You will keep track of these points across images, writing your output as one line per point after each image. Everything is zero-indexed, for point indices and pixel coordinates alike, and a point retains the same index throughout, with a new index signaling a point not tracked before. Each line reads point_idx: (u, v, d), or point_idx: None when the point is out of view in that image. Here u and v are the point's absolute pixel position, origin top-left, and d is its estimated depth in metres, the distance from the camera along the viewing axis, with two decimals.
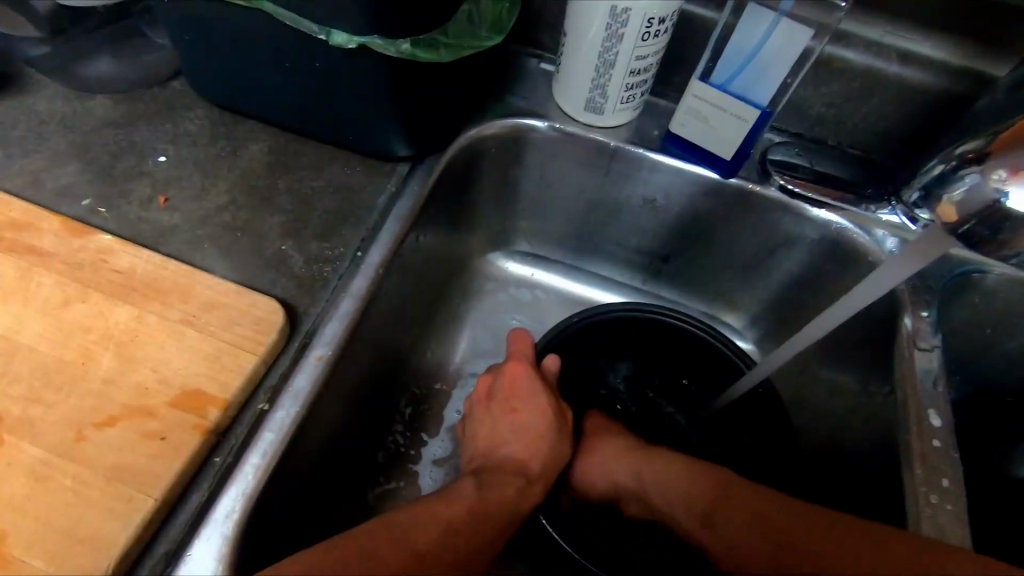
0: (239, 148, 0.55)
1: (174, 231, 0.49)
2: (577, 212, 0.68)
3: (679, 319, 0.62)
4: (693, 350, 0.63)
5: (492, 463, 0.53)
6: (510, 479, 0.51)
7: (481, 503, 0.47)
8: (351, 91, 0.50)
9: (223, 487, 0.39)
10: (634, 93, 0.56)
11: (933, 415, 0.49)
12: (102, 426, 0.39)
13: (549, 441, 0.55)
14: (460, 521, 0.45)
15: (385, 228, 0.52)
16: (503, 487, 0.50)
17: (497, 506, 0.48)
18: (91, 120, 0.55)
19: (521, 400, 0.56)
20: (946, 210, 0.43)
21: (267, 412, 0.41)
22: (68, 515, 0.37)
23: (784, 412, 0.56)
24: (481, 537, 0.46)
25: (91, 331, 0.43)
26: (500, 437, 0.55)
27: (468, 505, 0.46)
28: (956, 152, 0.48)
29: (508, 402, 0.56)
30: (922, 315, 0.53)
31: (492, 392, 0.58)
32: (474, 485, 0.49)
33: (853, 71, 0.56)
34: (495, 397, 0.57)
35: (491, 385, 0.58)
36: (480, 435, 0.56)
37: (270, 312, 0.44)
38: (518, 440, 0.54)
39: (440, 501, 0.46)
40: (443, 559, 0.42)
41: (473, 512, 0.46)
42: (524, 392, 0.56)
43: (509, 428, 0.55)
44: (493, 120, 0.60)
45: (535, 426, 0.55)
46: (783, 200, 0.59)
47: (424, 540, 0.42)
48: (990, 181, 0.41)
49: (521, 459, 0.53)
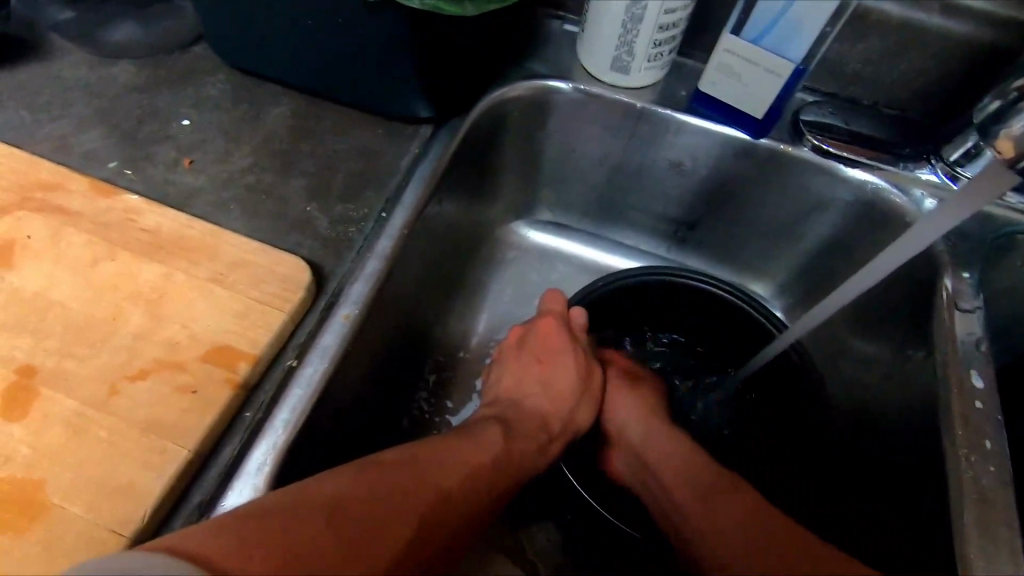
0: (262, 112, 0.55)
1: (199, 193, 0.49)
2: (601, 178, 0.67)
3: (704, 282, 0.60)
4: (722, 313, 0.61)
5: (517, 413, 0.54)
6: (534, 432, 0.52)
7: (505, 455, 0.48)
8: (374, 51, 0.49)
9: (253, 442, 0.39)
10: (662, 50, 0.55)
11: (975, 376, 0.47)
12: (134, 380, 0.40)
13: (573, 400, 0.56)
14: (485, 467, 0.45)
15: (409, 190, 0.51)
16: (527, 442, 0.50)
17: (518, 462, 0.49)
18: (115, 84, 0.55)
19: (550, 356, 0.56)
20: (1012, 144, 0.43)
21: (295, 369, 0.41)
22: (103, 465, 0.37)
23: (817, 378, 0.55)
24: (502, 484, 0.46)
25: (120, 289, 0.43)
26: (525, 392, 0.56)
27: (492, 452, 0.47)
28: (1010, 85, 0.49)
29: (538, 355, 0.57)
30: (963, 275, 0.51)
31: (524, 341, 0.58)
32: (501, 434, 0.49)
33: (893, 24, 0.53)
34: (528, 347, 0.58)
35: (524, 335, 0.59)
36: (505, 385, 0.57)
37: (296, 271, 0.44)
38: (545, 394, 0.55)
39: (465, 445, 0.46)
40: (466, 497, 0.43)
41: (497, 462, 0.47)
42: (554, 348, 0.56)
43: (536, 381, 0.56)
44: (518, 82, 0.59)
45: (561, 384, 0.56)
46: (817, 160, 0.57)
47: (447, 480, 0.42)
48: None
49: (546, 415, 0.54)
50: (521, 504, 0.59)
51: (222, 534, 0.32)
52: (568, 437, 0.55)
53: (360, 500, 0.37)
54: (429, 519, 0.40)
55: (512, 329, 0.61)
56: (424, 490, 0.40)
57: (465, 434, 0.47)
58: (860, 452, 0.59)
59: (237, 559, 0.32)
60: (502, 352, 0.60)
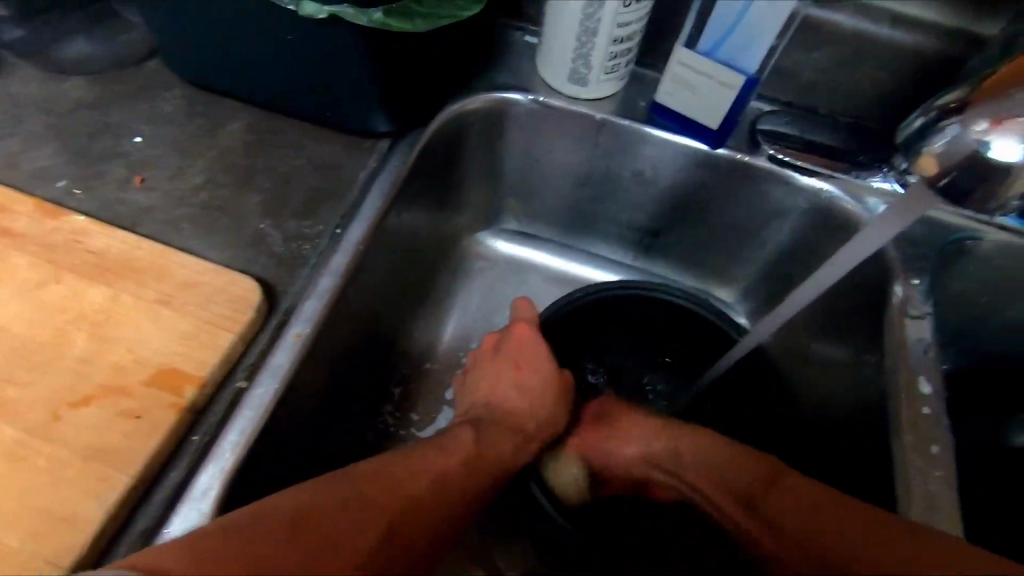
0: (216, 127, 0.54)
1: (150, 212, 0.49)
2: (565, 188, 0.67)
3: (669, 294, 0.60)
4: (699, 331, 0.62)
5: (493, 415, 0.54)
6: (509, 436, 0.52)
7: (476, 455, 0.47)
8: (325, 66, 0.49)
9: (200, 466, 0.38)
10: (618, 63, 0.55)
11: (923, 382, 0.48)
12: (77, 406, 0.39)
13: (549, 407, 0.56)
14: (456, 472, 0.45)
15: (365, 205, 0.51)
16: (500, 444, 0.50)
17: (491, 463, 0.48)
18: (66, 102, 0.54)
19: (527, 360, 0.56)
20: (925, 160, 0.43)
21: (245, 390, 0.41)
22: (42, 495, 0.36)
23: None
24: (475, 489, 0.46)
25: (65, 312, 0.43)
26: (503, 393, 0.56)
27: (463, 456, 0.47)
28: (935, 104, 0.47)
29: (515, 360, 0.56)
30: (914, 282, 0.52)
31: (498, 346, 0.58)
32: (471, 436, 0.49)
33: (842, 36, 0.54)
34: (502, 352, 0.57)
35: (499, 341, 0.59)
36: (479, 388, 0.57)
37: (247, 291, 0.44)
38: (521, 397, 0.55)
39: (436, 452, 0.45)
40: (440, 495, 0.43)
41: (469, 463, 0.46)
42: (532, 353, 0.56)
43: (511, 385, 0.56)
44: (476, 94, 0.59)
45: (539, 387, 0.56)
46: (774, 170, 0.58)
47: (417, 485, 0.41)
48: (970, 132, 0.41)
49: (522, 416, 0.54)
50: (503, 510, 0.60)
51: (183, 551, 0.32)
52: (545, 438, 0.56)
53: (321, 514, 0.37)
54: (398, 524, 0.39)
55: (487, 335, 0.60)
56: (390, 496, 0.40)
57: (435, 440, 0.46)
58: (858, 454, 0.55)
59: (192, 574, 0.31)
60: (477, 356, 0.59)
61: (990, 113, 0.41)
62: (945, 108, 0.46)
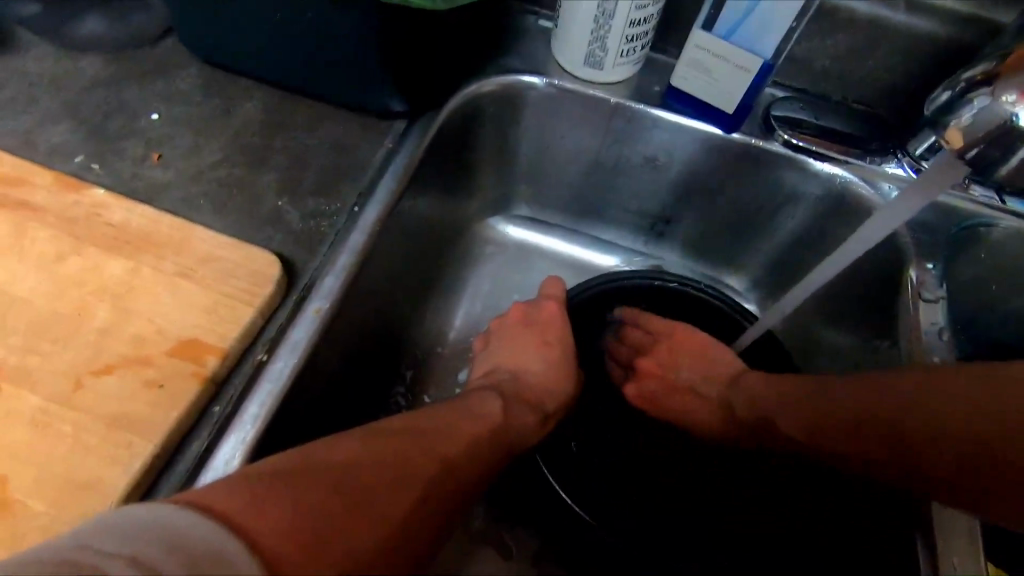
0: (231, 107, 0.54)
1: (168, 188, 0.49)
2: (579, 173, 0.67)
3: (681, 283, 0.62)
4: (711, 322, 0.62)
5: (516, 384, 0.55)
6: (530, 410, 0.52)
7: (501, 426, 0.48)
8: (343, 45, 0.49)
9: (221, 437, 0.38)
10: (634, 46, 0.55)
11: (938, 362, 0.50)
12: (99, 375, 0.39)
13: (567, 384, 0.57)
14: (483, 438, 0.46)
15: (382, 183, 0.51)
16: (523, 416, 0.51)
17: (514, 434, 0.49)
18: (82, 79, 0.54)
19: (553, 335, 0.58)
20: (952, 134, 0.42)
21: (266, 363, 0.41)
22: (65, 462, 0.37)
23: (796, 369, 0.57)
24: (496, 458, 0.46)
25: (86, 284, 0.43)
26: (529, 364, 0.57)
27: (488, 427, 0.47)
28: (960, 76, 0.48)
29: (545, 334, 0.58)
30: (928, 266, 0.53)
31: (528, 318, 0.60)
32: (499, 407, 0.50)
33: (860, 21, 0.54)
34: (531, 325, 0.59)
35: (527, 312, 0.60)
36: (502, 355, 0.59)
37: (267, 266, 0.44)
38: (544, 367, 0.57)
39: (464, 417, 0.46)
40: (471, 465, 0.43)
41: (495, 431, 0.47)
42: (559, 330, 0.59)
43: (538, 358, 0.57)
44: (492, 77, 0.59)
45: (563, 364, 0.58)
46: (789, 154, 0.58)
47: (448, 448, 0.42)
48: (1001, 103, 0.42)
49: (542, 395, 0.55)
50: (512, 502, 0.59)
51: (231, 494, 0.31)
52: (560, 415, 0.56)
53: (363, 473, 0.36)
54: (430, 490, 0.39)
55: (513, 304, 0.62)
56: (425, 462, 0.40)
57: (463, 407, 0.48)
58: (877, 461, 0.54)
59: (240, 518, 0.30)
60: (503, 325, 0.61)
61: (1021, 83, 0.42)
62: (969, 79, 0.47)
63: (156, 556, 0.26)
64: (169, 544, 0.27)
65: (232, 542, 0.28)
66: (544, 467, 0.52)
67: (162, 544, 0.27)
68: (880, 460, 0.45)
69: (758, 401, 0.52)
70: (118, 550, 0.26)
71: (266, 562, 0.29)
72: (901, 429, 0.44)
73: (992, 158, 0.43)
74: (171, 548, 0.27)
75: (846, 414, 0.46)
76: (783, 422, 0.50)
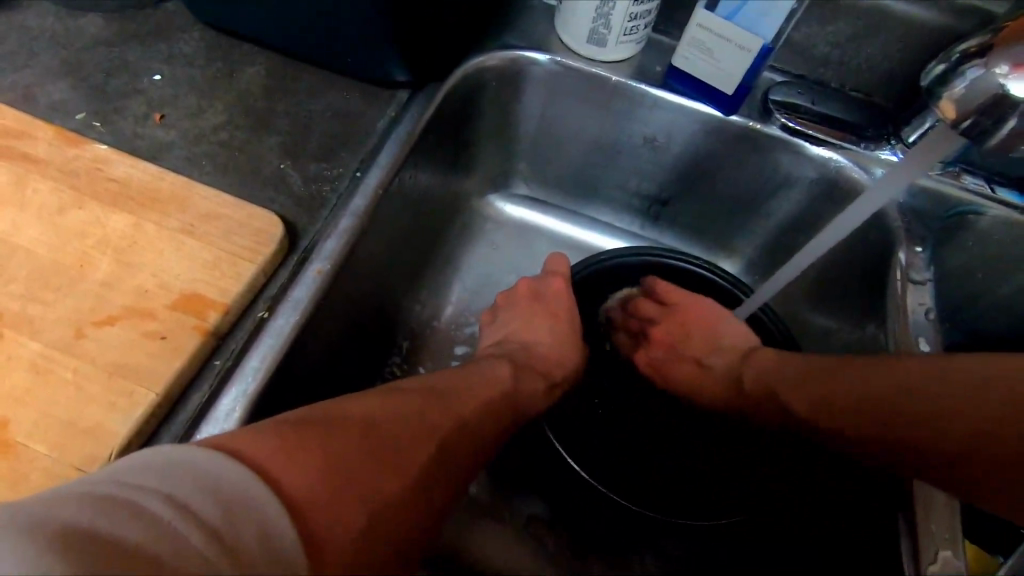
0: (236, 70, 0.54)
1: (170, 147, 0.49)
2: (580, 152, 0.68)
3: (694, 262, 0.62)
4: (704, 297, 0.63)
5: (522, 355, 0.56)
6: (535, 377, 0.54)
7: (511, 392, 0.50)
8: (346, 10, 0.49)
9: (222, 389, 0.39)
10: (638, 24, 0.56)
11: (923, 342, 0.52)
12: (102, 325, 0.40)
13: (575, 356, 0.59)
14: (495, 402, 0.47)
15: (384, 151, 0.51)
16: (529, 382, 0.53)
17: (521, 398, 0.51)
18: (83, 37, 0.54)
19: (562, 308, 0.59)
20: (946, 107, 0.42)
21: (266, 320, 0.42)
22: (71, 407, 0.37)
23: (799, 351, 0.57)
24: (504, 422, 0.48)
25: (89, 237, 0.43)
26: (538, 335, 0.58)
27: (500, 391, 0.48)
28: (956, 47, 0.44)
29: (551, 308, 0.59)
30: (916, 249, 0.55)
31: (537, 292, 0.60)
32: (509, 372, 0.51)
33: (859, 8, 0.55)
34: (541, 298, 0.59)
35: (536, 288, 0.60)
36: (513, 326, 0.59)
37: (268, 225, 0.44)
38: (551, 337, 0.58)
39: (481, 381, 0.48)
40: (486, 426, 0.45)
41: (504, 395, 0.49)
42: (565, 304, 0.59)
43: (545, 329, 0.58)
44: (495, 51, 0.59)
45: (569, 334, 0.59)
46: (785, 138, 0.59)
47: (467, 409, 0.43)
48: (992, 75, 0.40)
49: (549, 364, 0.56)
50: (512, 477, 0.60)
51: (260, 438, 0.32)
52: (569, 383, 0.58)
53: (388, 427, 0.37)
54: (447, 445, 0.40)
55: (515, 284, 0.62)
56: (445, 418, 0.41)
57: (478, 369, 0.49)
58: None
59: (273, 467, 0.30)
60: (512, 297, 0.61)
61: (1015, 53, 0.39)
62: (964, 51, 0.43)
63: (191, 495, 0.27)
64: (202, 486, 0.27)
65: (261, 488, 0.29)
66: (549, 430, 0.54)
67: (195, 485, 0.27)
68: (878, 441, 0.45)
69: (765, 376, 0.52)
70: (153, 487, 0.26)
71: (286, 500, 0.30)
72: (910, 414, 0.43)
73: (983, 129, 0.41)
74: (204, 489, 0.27)
75: (849, 403, 0.46)
76: (787, 402, 0.50)
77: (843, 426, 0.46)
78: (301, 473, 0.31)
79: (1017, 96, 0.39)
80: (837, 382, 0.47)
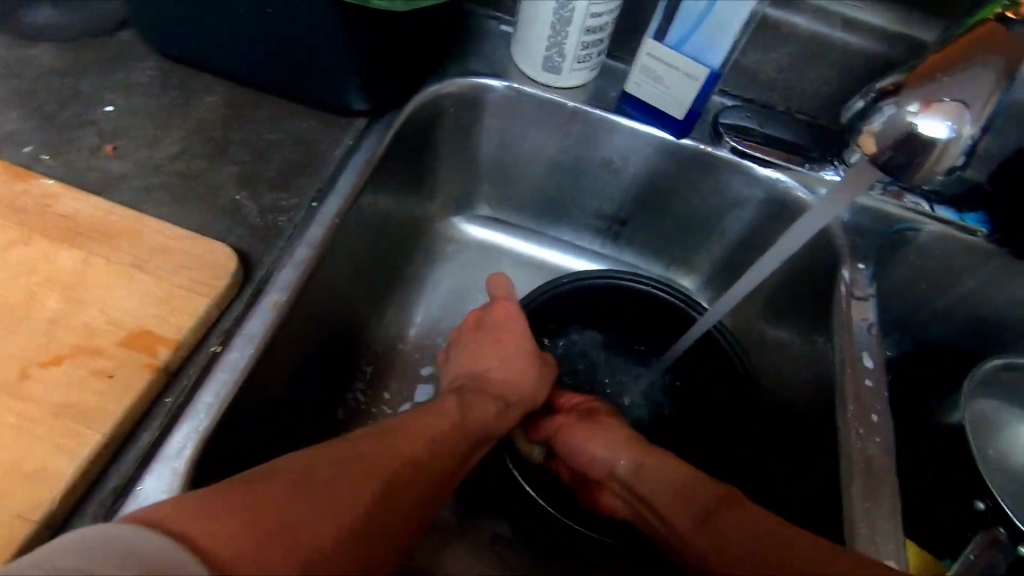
0: (191, 99, 0.54)
1: (121, 179, 0.49)
2: (539, 175, 0.69)
3: (649, 285, 0.62)
4: (662, 316, 0.63)
5: (478, 381, 0.56)
6: (490, 401, 0.54)
7: (467, 420, 0.50)
8: (301, 42, 0.49)
9: (174, 426, 0.39)
10: (590, 52, 0.57)
11: (866, 358, 0.53)
12: (48, 365, 0.39)
13: (532, 383, 0.58)
14: (448, 435, 0.47)
15: (341, 180, 0.52)
16: (486, 408, 0.53)
17: (478, 423, 0.51)
18: (33, 68, 0.53)
19: (507, 334, 0.58)
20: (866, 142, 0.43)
21: (220, 354, 0.42)
22: (13, 450, 0.37)
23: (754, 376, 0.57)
24: (459, 453, 0.48)
25: (36, 274, 0.42)
26: (488, 362, 0.57)
27: (455, 423, 0.49)
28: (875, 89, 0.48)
29: (497, 335, 0.58)
30: (859, 267, 0.57)
31: (482, 321, 0.60)
32: (462, 402, 0.51)
33: (800, 36, 0.57)
34: (484, 326, 0.59)
35: (481, 317, 0.60)
36: (467, 355, 0.59)
37: (223, 259, 0.44)
38: (501, 364, 0.57)
39: (433, 416, 0.48)
40: (439, 456, 0.45)
41: (458, 425, 0.49)
42: (512, 329, 0.58)
43: (491, 353, 0.58)
44: (453, 79, 0.60)
45: (520, 360, 0.57)
46: (734, 160, 0.61)
47: (416, 446, 0.43)
48: (905, 112, 0.41)
49: (506, 385, 0.56)
50: (475, 501, 0.60)
51: (191, 505, 0.32)
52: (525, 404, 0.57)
53: (322, 477, 0.37)
54: (393, 486, 0.40)
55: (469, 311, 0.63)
56: (390, 459, 0.41)
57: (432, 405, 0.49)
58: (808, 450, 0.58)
59: (205, 539, 0.30)
60: (461, 334, 0.61)
61: (922, 95, 0.42)
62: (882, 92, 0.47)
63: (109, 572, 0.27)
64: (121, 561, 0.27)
65: (186, 556, 0.29)
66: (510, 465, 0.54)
67: (116, 561, 0.27)
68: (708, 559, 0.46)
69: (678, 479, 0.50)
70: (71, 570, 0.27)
71: (215, 566, 0.30)
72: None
73: (901, 165, 0.42)
74: (124, 563, 0.27)
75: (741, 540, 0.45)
76: (693, 504, 0.48)
77: (723, 542, 0.46)
78: (228, 540, 0.31)
79: (928, 133, 0.41)
80: (735, 521, 0.46)
